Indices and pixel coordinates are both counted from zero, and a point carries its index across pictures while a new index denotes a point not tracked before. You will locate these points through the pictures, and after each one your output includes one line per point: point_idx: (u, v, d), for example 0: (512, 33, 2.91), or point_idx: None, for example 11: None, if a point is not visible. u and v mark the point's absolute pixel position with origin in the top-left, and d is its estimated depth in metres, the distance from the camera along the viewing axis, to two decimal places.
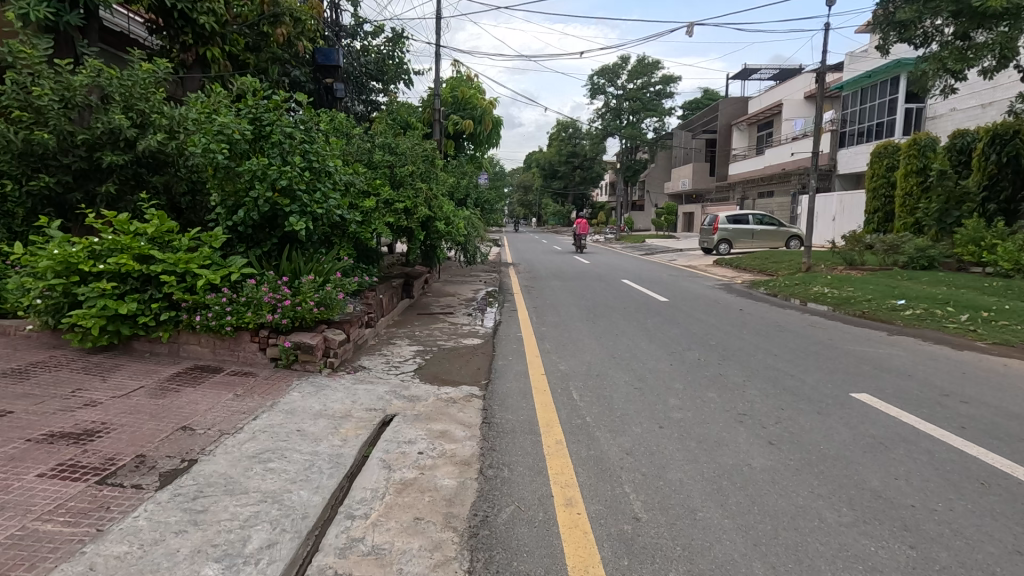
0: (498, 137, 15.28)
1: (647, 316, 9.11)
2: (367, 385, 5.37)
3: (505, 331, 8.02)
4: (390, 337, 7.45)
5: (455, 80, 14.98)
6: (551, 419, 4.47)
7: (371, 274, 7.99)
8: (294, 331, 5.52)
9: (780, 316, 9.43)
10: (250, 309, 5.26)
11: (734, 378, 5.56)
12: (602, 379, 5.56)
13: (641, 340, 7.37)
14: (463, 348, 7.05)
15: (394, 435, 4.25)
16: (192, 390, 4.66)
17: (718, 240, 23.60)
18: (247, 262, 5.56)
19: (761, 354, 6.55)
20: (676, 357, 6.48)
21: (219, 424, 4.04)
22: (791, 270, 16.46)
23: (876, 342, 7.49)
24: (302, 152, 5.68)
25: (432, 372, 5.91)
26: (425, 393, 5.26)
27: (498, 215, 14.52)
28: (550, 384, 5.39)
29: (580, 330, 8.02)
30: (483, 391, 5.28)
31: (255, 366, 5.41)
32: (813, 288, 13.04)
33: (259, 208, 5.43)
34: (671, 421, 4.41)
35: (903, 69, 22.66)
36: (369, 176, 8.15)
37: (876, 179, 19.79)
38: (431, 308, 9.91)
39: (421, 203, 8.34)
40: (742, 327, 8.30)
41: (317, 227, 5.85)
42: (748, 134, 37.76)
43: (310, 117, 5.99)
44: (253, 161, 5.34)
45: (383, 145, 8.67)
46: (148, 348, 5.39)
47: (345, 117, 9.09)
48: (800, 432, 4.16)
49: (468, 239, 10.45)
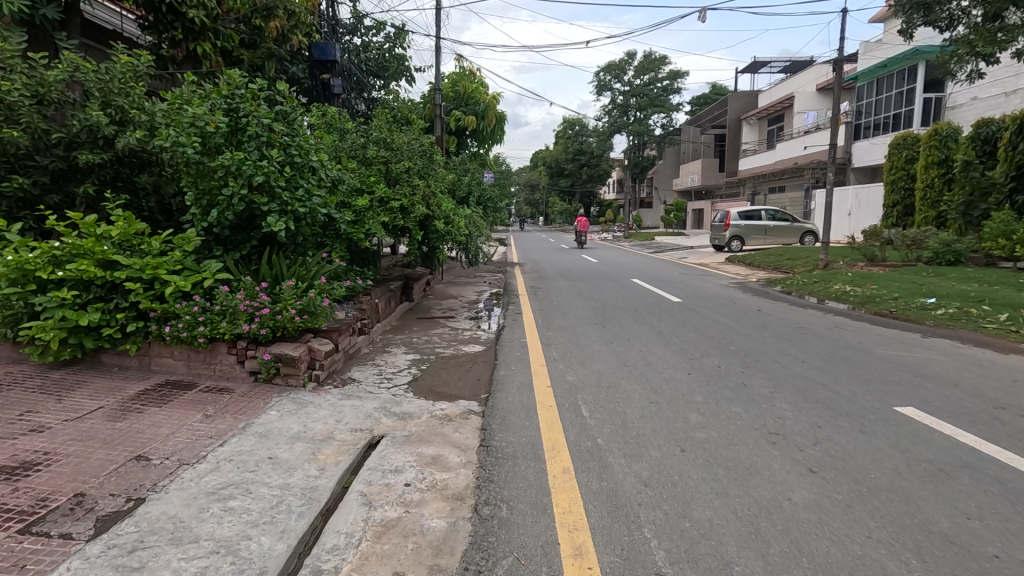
0: (503, 134, 14.75)
1: (659, 319, 8.57)
2: (355, 401, 4.88)
3: (509, 337, 7.51)
4: (385, 344, 6.97)
5: (457, 75, 14.50)
6: (557, 441, 3.96)
7: (366, 276, 7.55)
8: (275, 342, 5.06)
9: (802, 317, 8.85)
10: (226, 319, 4.80)
11: (760, 389, 5.02)
12: (614, 392, 5.04)
13: (655, 344, 6.85)
14: (462, 355, 6.57)
15: (379, 462, 3.75)
16: (157, 411, 4.19)
17: (730, 236, 23.07)
18: (222, 267, 5.08)
19: (788, 361, 6.00)
20: (694, 364, 5.94)
21: (179, 452, 3.55)
22: (807, 266, 15.84)
23: (911, 345, 6.91)
24: (282, 145, 5.21)
25: (427, 385, 5.42)
26: (418, 409, 4.76)
27: (503, 214, 14.02)
28: (556, 398, 4.88)
29: (589, 334, 7.50)
30: (482, 407, 4.77)
31: (233, 381, 4.95)
32: (834, 285, 12.42)
33: (233, 207, 4.95)
34: (694, 443, 3.88)
35: (920, 57, 21.93)
36: (362, 172, 7.67)
37: (894, 171, 19.12)
38: (431, 311, 9.41)
39: (419, 200, 7.83)
40: (763, 329, 7.74)
41: (300, 228, 5.38)
42: (759, 129, 37.00)
43: (292, 109, 5.52)
44: (226, 155, 4.85)
45: (378, 140, 8.19)
46: (116, 362, 4.94)
47: (337, 112, 8.61)
48: (845, 456, 3.61)
49: (470, 238, 9.95)
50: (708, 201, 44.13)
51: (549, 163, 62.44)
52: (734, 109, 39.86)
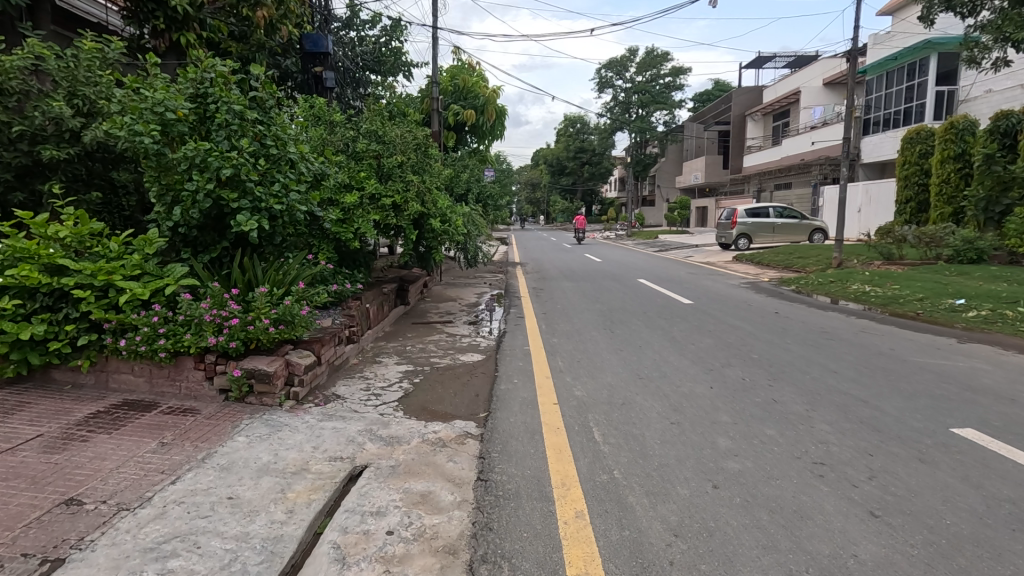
0: (503, 129, 14.15)
1: (671, 323, 7.99)
2: (337, 423, 4.33)
3: (510, 344, 6.95)
4: (376, 354, 6.42)
5: (456, 67, 13.91)
6: (567, 475, 3.39)
7: (356, 280, 7.02)
8: (248, 356, 4.51)
9: (824, 320, 8.29)
10: (191, 331, 4.24)
11: (793, 407, 4.46)
12: (629, 410, 4.48)
13: (670, 353, 6.29)
14: (459, 366, 6.02)
15: (359, 500, 3.20)
16: (106, 438, 3.64)
17: (737, 235, 22.48)
18: (188, 272, 4.52)
19: (818, 371, 5.42)
20: (715, 377, 5.37)
21: (119, 494, 3.00)
22: (820, 265, 15.25)
23: (949, 352, 6.33)
24: (255, 134, 4.64)
25: (419, 403, 4.85)
26: (408, 432, 4.21)
27: (504, 212, 13.44)
28: (565, 419, 4.32)
29: (597, 341, 6.93)
30: (480, 429, 4.22)
31: (200, 401, 4.40)
32: (851, 285, 11.84)
33: (198, 205, 4.38)
34: (727, 477, 3.31)
35: (932, 49, 21.29)
36: (351, 167, 7.12)
37: (908, 166, 18.61)
38: (427, 315, 8.84)
39: (414, 197, 7.26)
40: (784, 334, 7.15)
41: (277, 227, 4.81)
42: (764, 124, 36.38)
43: (268, 95, 4.96)
44: (189, 145, 4.28)
45: (370, 133, 7.65)
46: (69, 380, 4.40)
47: (325, 103, 8.06)
48: (909, 495, 3.05)
49: (469, 237, 9.35)
50: (711, 199, 43.43)
51: (550, 161, 61.76)
52: (739, 105, 39.13)
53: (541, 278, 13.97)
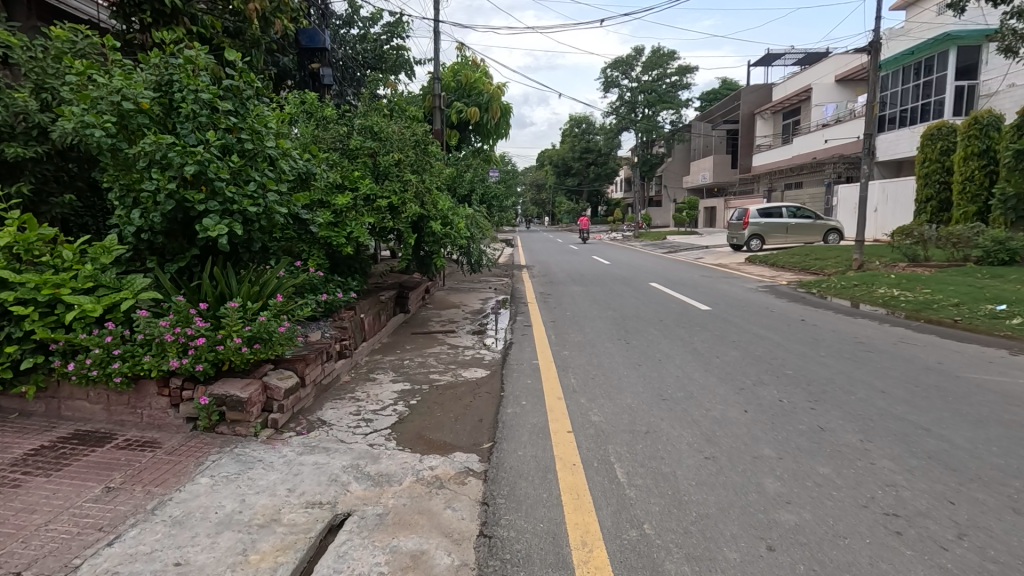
0: (508, 127, 13.47)
1: (691, 332, 7.41)
2: (319, 457, 3.76)
3: (517, 357, 6.39)
4: (371, 370, 5.87)
5: (459, 64, 13.43)
6: (588, 532, 2.81)
7: (349, 288, 6.47)
8: (220, 379, 3.97)
9: (856, 328, 7.68)
10: (151, 352, 3.69)
11: (844, 437, 3.86)
12: (656, 441, 3.90)
13: (693, 368, 5.71)
14: (461, 384, 5.45)
15: (337, 565, 2.63)
16: (43, 481, 3.11)
17: (749, 235, 21.82)
18: (150, 284, 3.97)
19: (865, 391, 4.82)
20: (748, 398, 4.78)
21: (38, 564, 2.46)
22: (840, 267, 14.61)
23: (1004, 366, 5.72)
24: (228, 126, 4.08)
25: (415, 430, 4.29)
26: (401, 468, 3.64)
27: (510, 214, 12.85)
28: (582, 454, 3.73)
29: (612, 354, 6.36)
30: (484, 466, 3.64)
31: (164, 431, 3.85)
32: (877, 288, 11.20)
33: (160, 207, 3.81)
34: (783, 534, 2.72)
35: (952, 43, 20.55)
36: (344, 166, 6.57)
37: (928, 163, 17.92)
38: (428, 324, 8.26)
39: (412, 197, 6.73)
40: (816, 346, 6.56)
41: (253, 233, 4.25)
42: (774, 123, 35.69)
43: (245, 85, 4.42)
44: (147, 139, 3.72)
45: (365, 130, 7.12)
46: (17, 407, 3.90)
47: (318, 99, 7.54)
48: (1017, 564, 2.46)
49: (472, 241, 8.76)
50: (720, 199, 42.73)
51: (555, 161, 61.13)
52: (749, 104, 38.31)
53: (547, 282, 13.41)
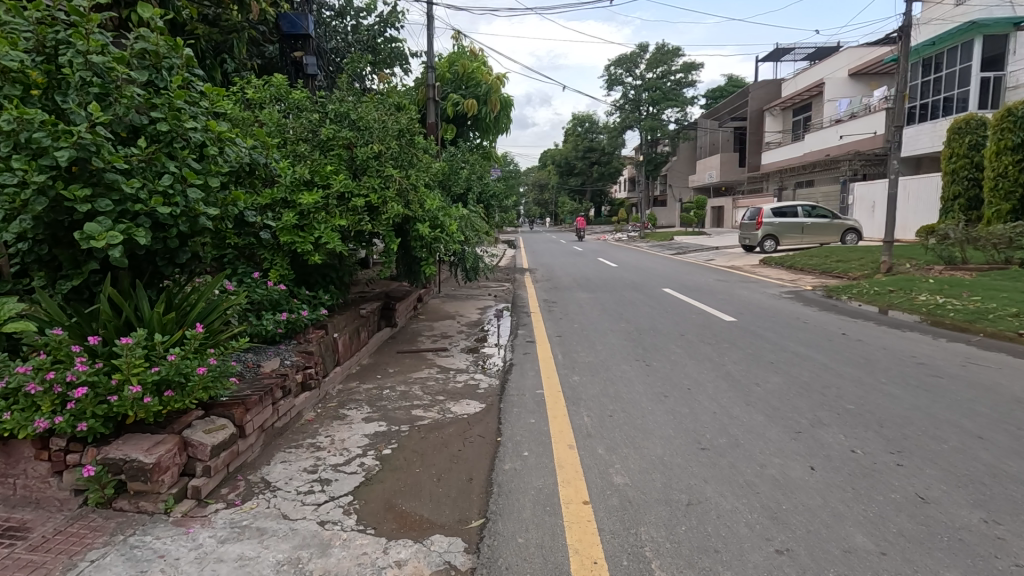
0: (508, 121, 12.45)
1: (719, 350, 6.40)
2: (247, 548, 2.74)
3: (518, 385, 5.37)
4: (342, 404, 4.88)
5: (454, 54, 12.41)
6: None
7: (320, 304, 5.49)
8: (119, 439, 2.99)
9: (910, 345, 6.67)
10: (15, 407, 2.72)
11: (960, 517, 2.85)
12: (703, 522, 2.88)
13: (732, 401, 4.70)
14: (449, 424, 4.43)
15: None
16: None
17: (762, 236, 20.77)
18: (26, 311, 2.97)
19: (958, 438, 3.82)
20: (810, 447, 3.76)
21: None
22: (866, 270, 13.57)
23: None
24: (135, 100, 3.09)
25: (383, 496, 3.31)
26: (356, 568, 2.63)
27: (512, 214, 11.81)
28: (607, 547, 2.70)
29: (630, 381, 5.35)
30: (469, 565, 2.63)
31: (42, 509, 2.88)
32: (917, 294, 10.18)
33: (28, 207, 2.82)
34: None
35: (978, 32, 19.45)
36: (314, 160, 5.57)
37: (955, 160, 16.88)
38: (418, 340, 7.26)
39: (394, 195, 5.72)
40: (872, 369, 5.54)
41: (169, 240, 3.26)
42: (783, 119, 34.62)
43: (168, 51, 3.45)
44: (6, 116, 2.73)
45: (343, 118, 6.15)
46: None
47: (289, 83, 6.56)
48: None
49: (467, 245, 7.71)
50: (727, 198, 41.67)
51: (558, 162, 60.00)
52: (756, 100, 37.25)
53: (552, 288, 12.40)
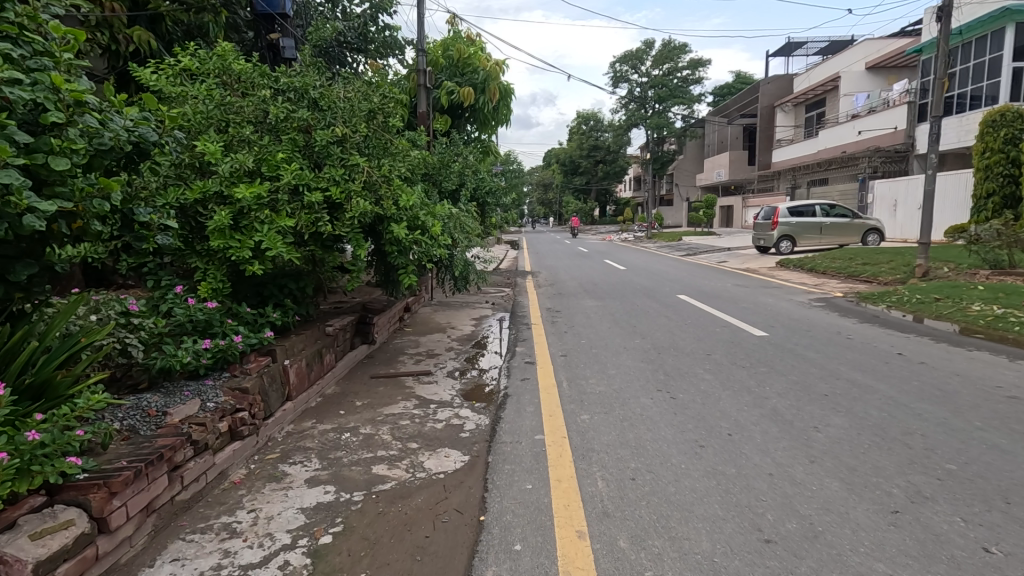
0: (508, 111, 11.29)
1: (758, 378, 5.26)
2: None
3: (511, 429, 4.23)
4: (285, 456, 3.79)
5: (449, 38, 11.26)
6: None
7: (265, 325, 4.40)
8: None
9: (987, 370, 5.51)
10: None
11: None
12: None
13: (791, 458, 3.57)
14: (417, 492, 3.31)
15: None
16: None
17: (778, 236, 19.57)
18: None
19: None
20: (921, 540, 2.65)
21: None
22: (899, 275, 12.37)
23: None
24: None
25: None
26: None
27: (512, 213, 10.63)
28: None
29: (653, 422, 4.23)
30: None
31: None
32: (967, 303, 8.98)
33: None
34: None
35: (1010, 18, 18.13)
36: (262, 145, 4.47)
37: (988, 155, 15.65)
38: (398, 361, 6.14)
39: (360, 188, 4.61)
40: (957, 408, 4.40)
41: None
42: (796, 115, 33.37)
43: None
44: None
45: (302, 97, 5.11)
46: None
47: (241, 55, 5.48)
48: None
49: (456, 248, 6.58)
50: (736, 198, 40.42)
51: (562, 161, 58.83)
52: (767, 96, 35.93)
53: (556, 294, 11.26)
